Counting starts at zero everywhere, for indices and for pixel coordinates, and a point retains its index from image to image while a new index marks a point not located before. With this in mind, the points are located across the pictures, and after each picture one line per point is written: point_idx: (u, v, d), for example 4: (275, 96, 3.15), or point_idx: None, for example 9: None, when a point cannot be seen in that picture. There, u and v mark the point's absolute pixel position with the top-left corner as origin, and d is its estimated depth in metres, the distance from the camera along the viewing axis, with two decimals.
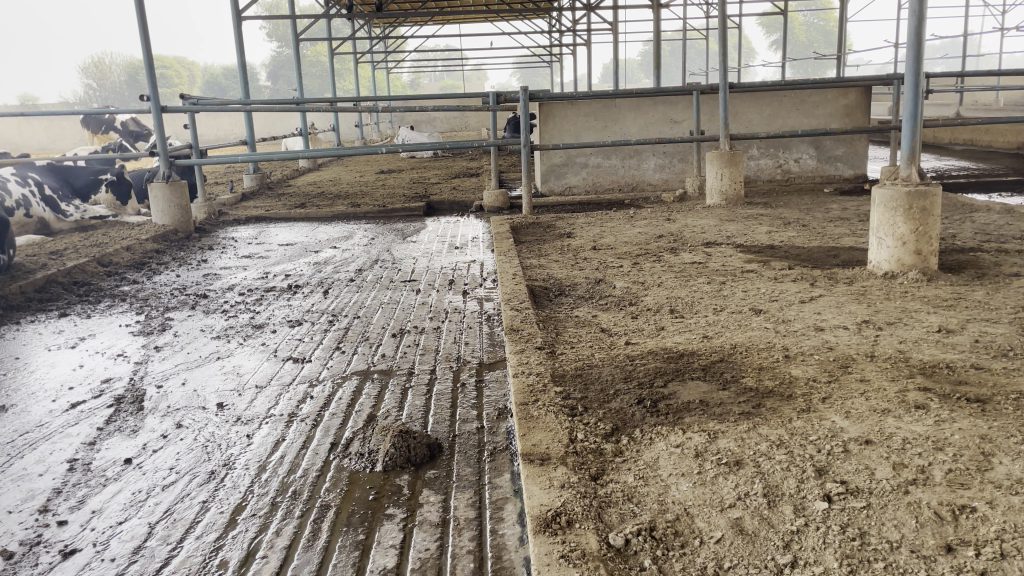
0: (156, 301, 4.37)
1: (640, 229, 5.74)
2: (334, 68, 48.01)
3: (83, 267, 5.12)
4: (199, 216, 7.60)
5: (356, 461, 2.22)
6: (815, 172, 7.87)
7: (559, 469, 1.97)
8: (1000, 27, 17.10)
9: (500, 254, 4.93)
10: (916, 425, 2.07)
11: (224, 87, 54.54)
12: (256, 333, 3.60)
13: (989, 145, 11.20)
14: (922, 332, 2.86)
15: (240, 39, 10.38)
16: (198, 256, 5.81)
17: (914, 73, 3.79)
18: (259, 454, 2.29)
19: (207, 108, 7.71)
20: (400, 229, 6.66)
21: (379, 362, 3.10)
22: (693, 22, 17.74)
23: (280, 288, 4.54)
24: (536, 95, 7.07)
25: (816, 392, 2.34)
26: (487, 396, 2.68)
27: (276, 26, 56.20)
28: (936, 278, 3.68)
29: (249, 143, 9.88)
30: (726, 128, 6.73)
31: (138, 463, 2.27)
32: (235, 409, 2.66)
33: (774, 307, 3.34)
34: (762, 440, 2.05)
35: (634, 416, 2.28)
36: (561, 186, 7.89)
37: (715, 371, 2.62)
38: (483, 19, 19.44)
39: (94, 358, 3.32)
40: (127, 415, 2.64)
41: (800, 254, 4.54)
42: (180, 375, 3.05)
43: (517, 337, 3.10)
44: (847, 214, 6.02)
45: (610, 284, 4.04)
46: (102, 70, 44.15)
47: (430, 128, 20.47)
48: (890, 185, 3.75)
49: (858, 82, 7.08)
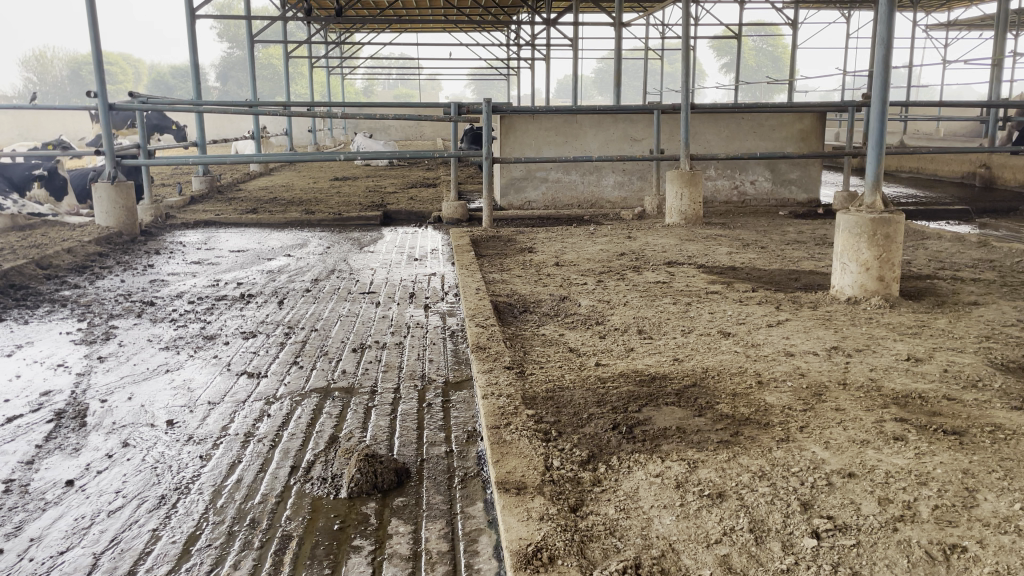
0: (100, 307, 4.16)
1: (601, 246, 5.70)
2: (286, 72, 47.30)
3: (21, 268, 4.85)
4: (145, 218, 7.34)
5: (319, 487, 2.10)
6: (770, 195, 7.96)
7: (536, 499, 1.88)
8: (943, 59, 17.68)
9: (461, 267, 4.83)
10: (898, 457, 2.04)
11: (170, 86, 53.20)
12: (208, 345, 3.44)
13: (935, 173, 11.53)
14: (892, 360, 2.86)
15: (193, 39, 10.10)
16: (145, 260, 5.58)
17: (880, 100, 3.83)
18: (214, 478, 2.14)
19: (157, 106, 7.43)
20: (356, 238, 6.51)
21: (339, 379, 2.97)
22: (650, 42, 17.96)
23: (232, 297, 4.36)
24: (499, 107, 7.00)
25: (793, 421, 2.30)
26: (455, 417, 2.58)
27: (228, 27, 55.22)
28: (898, 305, 3.71)
29: (200, 144, 9.60)
30: (687, 148, 6.75)
31: (81, 485, 2.11)
32: (186, 427, 2.50)
33: (742, 331, 3.31)
34: (743, 470, 2.00)
35: (610, 443, 2.21)
36: (520, 200, 7.84)
37: (689, 396, 2.56)
38: (441, 29, 19.34)
39: (32, 369, 3.11)
40: (69, 432, 2.47)
41: (762, 276, 4.56)
42: (127, 388, 2.87)
43: (484, 355, 3.01)
44: (803, 237, 6.09)
45: (575, 302, 3.98)
46: (43, 64, 42.73)
47: (383, 136, 20.34)
48: (854, 212, 3.77)
49: (816, 107, 7.19)
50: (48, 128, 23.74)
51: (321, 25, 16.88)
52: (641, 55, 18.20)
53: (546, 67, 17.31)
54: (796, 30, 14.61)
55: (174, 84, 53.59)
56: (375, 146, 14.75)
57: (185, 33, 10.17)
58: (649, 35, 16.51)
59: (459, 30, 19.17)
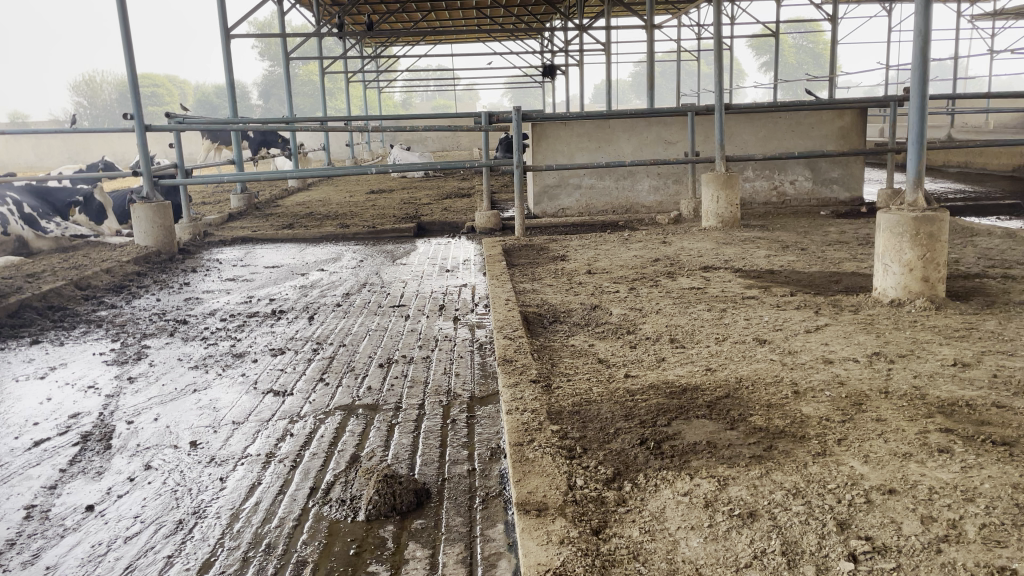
0: (134, 327, 4.19)
1: (636, 252, 5.60)
2: (325, 87, 47.97)
3: (60, 290, 4.93)
4: (184, 237, 7.44)
5: (337, 509, 2.05)
6: (810, 195, 7.77)
7: (557, 521, 1.81)
8: (989, 50, 17.18)
9: (492, 278, 4.78)
10: (942, 472, 1.92)
11: (214, 105, 54.41)
12: (236, 363, 3.43)
13: (984, 167, 11.17)
14: (937, 366, 2.72)
15: (229, 58, 10.27)
16: (181, 278, 5.64)
17: (919, 94, 3.67)
18: (232, 500, 2.12)
19: (194, 125, 7.53)
20: (390, 250, 6.51)
21: (364, 395, 2.93)
22: (685, 44, 17.74)
23: (263, 313, 4.37)
24: (529, 115, 6.94)
25: (831, 433, 2.19)
26: (479, 433, 2.52)
27: (268, 46, 56.32)
28: (944, 306, 3.55)
29: (238, 161, 9.73)
30: (723, 149, 6.61)
31: (101, 510, 2.10)
32: (209, 448, 2.48)
33: (779, 337, 3.20)
34: (777, 488, 1.90)
35: (637, 459, 2.12)
36: (554, 207, 7.77)
37: (721, 408, 2.46)
38: (475, 39, 19.40)
39: (63, 391, 3.13)
40: (93, 455, 2.47)
41: (801, 279, 4.42)
42: (153, 409, 2.87)
43: (511, 368, 2.94)
44: (845, 237, 5.90)
45: (606, 311, 3.89)
46: (93, 88, 44.00)
47: (420, 148, 20.45)
48: (895, 211, 3.63)
49: (855, 104, 6.99)
50: (97, 151, 24.48)
51: (356, 40, 16.98)
52: (676, 58, 17.99)
53: (581, 73, 17.23)
54: (835, 25, 14.29)
55: (218, 104, 54.80)
56: (412, 158, 14.82)
57: (222, 53, 10.33)
58: (684, 36, 16.32)
59: (493, 39, 19.20)
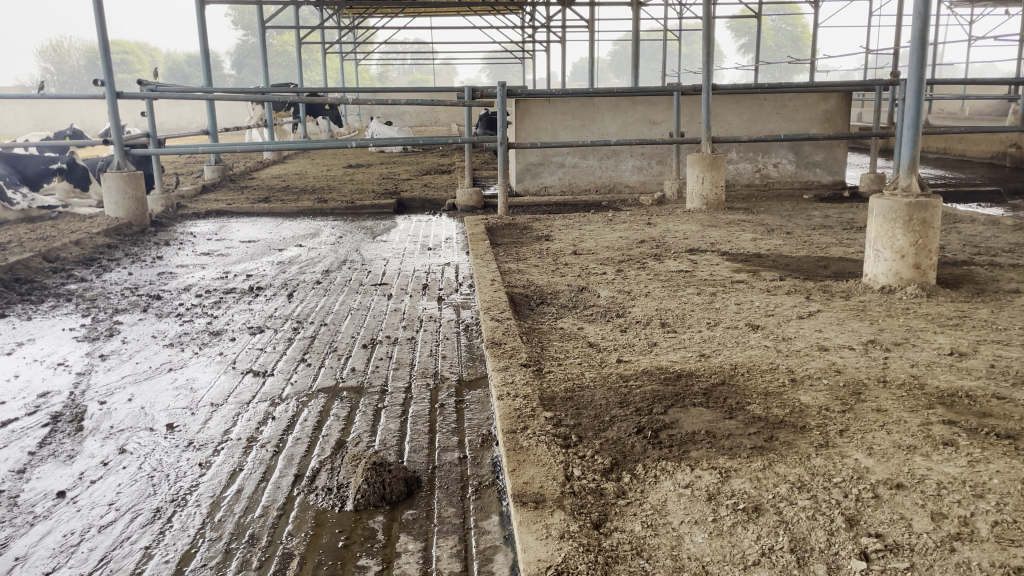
0: (105, 302, 4.04)
1: (621, 233, 5.53)
2: (300, 58, 47.16)
3: (27, 262, 4.75)
4: (156, 208, 7.24)
5: (324, 498, 1.96)
6: (793, 178, 7.74)
7: (556, 514, 1.74)
8: (968, 37, 17.26)
9: (476, 257, 4.68)
10: (948, 466, 1.87)
11: (187, 75, 53.28)
12: (213, 341, 3.31)
13: (963, 154, 11.24)
14: (934, 355, 2.68)
15: (204, 26, 9.98)
16: (154, 251, 5.48)
17: (917, 79, 3.61)
18: (213, 488, 2.02)
19: (167, 94, 7.29)
20: (369, 227, 6.37)
21: (348, 377, 2.84)
22: (669, 24, 17.57)
23: (240, 290, 4.24)
24: (514, 91, 6.80)
25: (832, 424, 2.14)
26: (469, 419, 2.44)
27: (244, 14, 55.29)
28: (935, 294, 3.52)
29: (213, 132, 9.49)
30: (708, 130, 6.54)
31: (73, 497, 1.99)
32: (186, 431, 2.38)
33: (771, 323, 3.15)
34: (780, 481, 1.84)
35: (634, 449, 2.06)
36: (536, 185, 7.67)
37: (718, 396, 2.40)
38: (455, 13, 19.12)
39: (31, 369, 3.00)
40: (64, 438, 2.35)
41: (789, 264, 4.38)
42: (127, 389, 2.75)
43: (499, 352, 2.86)
44: (829, 221, 5.88)
45: (594, 293, 3.82)
46: (61, 54, 42.91)
47: (398, 122, 20.19)
48: (888, 196, 3.58)
49: (841, 87, 6.94)
50: (65, 118, 23.87)
51: (335, 11, 16.59)
52: (660, 37, 17.83)
53: (562, 50, 17.03)
54: (817, 9, 14.25)
55: (190, 73, 53.73)
56: (391, 133, 14.62)
57: (196, 20, 10.04)
58: (666, 15, 16.17)
59: (473, 13, 18.92)
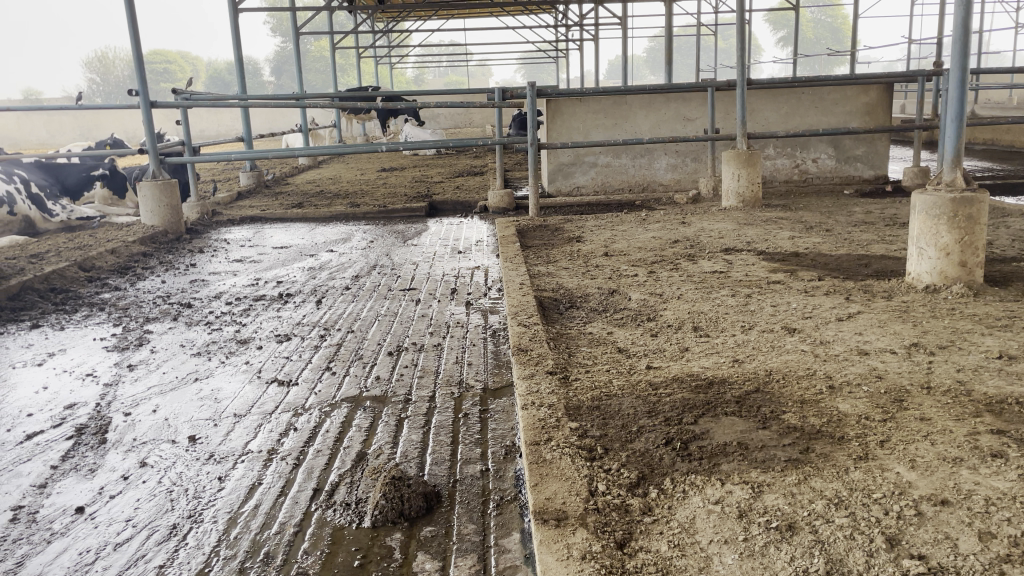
0: (137, 310, 4.07)
1: (653, 233, 5.42)
2: (336, 63, 47.65)
3: (63, 271, 4.81)
4: (192, 216, 7.31)
5: (342, 513, 1.92)
6: (833, 173, 7.55)
7: (579, 533, 1.67)
8: (1014, 24, 16.73)
9: (506, 260, 4.62)
10: (998, 480, 1.76)
11: (227, 82, 54.12)
12: (240, 350, 3.30)
13: (1012, 145, 10.88)
14: (981, 358, 2.55)
15: (238, 34, 10.09)
16: (188, 259, 5.52)
17: (960, 69, 3.46)
18: (230, 503, 1.99)
19: (201, 102, 7.37)
20: (400, 231, 6.35)
21: (372, 387, 2.79)
22: (703, 19, 17.32)
23: (270, 297, 4.23)
24: (544, 91, 6.72)
25: (872, 435, 2.03)
26: (492, 430, 2.38)
27: (281, 22, 56.07)
28: (983, 293, 3.36)
29: (247, 139, 9.57)
30: (743, 126, 6.40)
31: (91, 513, 1.97)
32: (208, 443, 2.35)
33: (809, 326, 3.03)
34: (816, 497, 1.74)
35: (663, 462, 1.98)
36: (568, 185, 7.58)
37: (751, 404, 2.30)
38: (488, 14, 19.10)
39: (60, 379, 3.01)
40: (87, 451, 2.34)
41: (828, 263, 4.23)
42: (153, 400, 2.74)
43: (526, 358, 2.80)
44: (871, 218, 5.70)
45: (624, 296, 3.73)
46: (107, 65, 44.06)
47: (433, 124, 20.23)
48: (932, 192, 3.43)
49: (882, 79, 6.73)
50: (109, 128, 24.44)
51: (368, 15, 16.66)
52: (694, 33, 17.57)
53: (595, 48, 16.90)
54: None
55: (230, 80, 54.63)
56: (424, 136, 14.65)
57: (230, 29, 10.15)
58: (700, 10, 15.95)
59: (505, 13, 18.88)
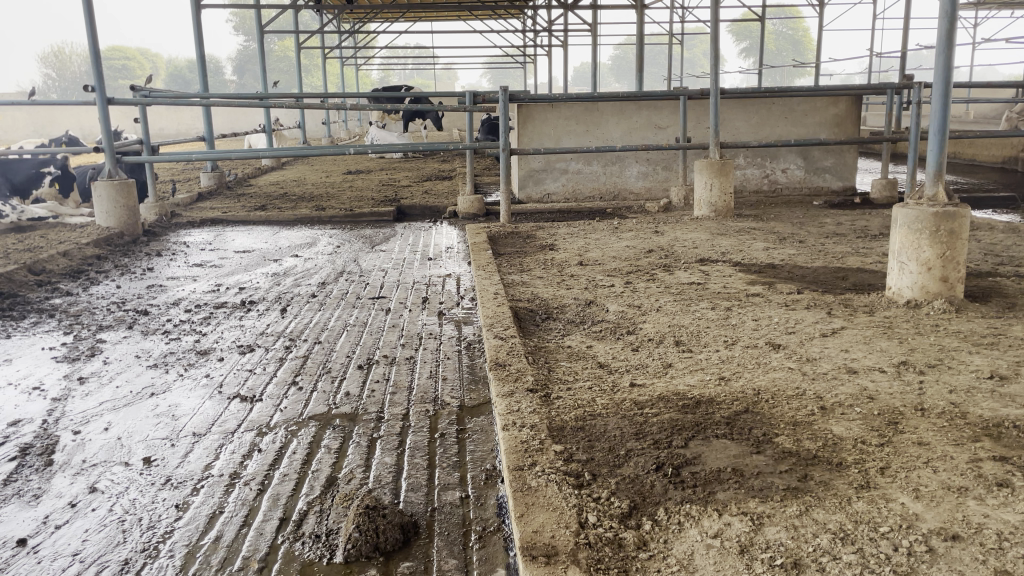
0: (90, 318, 3.85)
1: (627, 241, 5.34)
2: (300, 63, 47.08)
3: (10, 275, 4.57)
4: (149, 217, 7.05)
5: (311, 546, 1.78)
6: (802, 183, 7.55)
7: (570, 571, 1.55)
8: (974, 41, 17.09)
9: (478, 269, 4.49)
10: (1008, 512, 1.68)
11: (187, 79, 53.10)
12: (200, 362, 3.12)
13: (974, 159, 11.05)
14: (972, 379, 2.48)
15: (200, 30, 9.83)
16: (145, 263, 5.28)
17: (943, 83, 3.42)
18: (189, 535, 1.83)
19: (161, 99, 7.11)
20: (368, 236, 6.18)
21: (340, 403, 2.64)
22: (672, 28, 17.37)
23: (231, 304, 4.05)
24: (517, 96, 6.59)
25: (872, 461, 1.94)
26: (471, 452, 2.25)
27: (244, 21, 55.30)
28: (964, 308, 3.32)
29: (209, 139, 9.30)
30: (716, 134, 6.35)
31: (34, 546, 1.80)
32: (164, 466, 2.18)
33: (793, 342, 2.95)
34: (820, 530, 1.65)
35: (654, 489, 1.87)
36: (539, 192, 7.49)
37: (741, 426, 2.20)
38: (456, 16, 18.95)
39: (4, 393, 2.81)
40: (31, 474, 2.16)
41: (806, 275, 4.18)
42: (104, 417, 2.56)
43: (504, 374, 2.67)
44: (842, 229, 5.68)
45: (602, 307, 3.63)
46: (63, 60, 42.96)
47: None
48: (913, 205, 3.39)
49: (853, 91, 6.75)
50: (63, 124, 23.77)
51: (335, 15, 16.42)
52: (664, 43, 17.58)
53: (564, 53, 16.84)
54: (821, 11, 14.11)
55: (191, 78, 53.56)
56: (391, 139, 14.44)
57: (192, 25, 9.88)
58: (669, 18, 15.99)
59: (473, 17, 18.75)
